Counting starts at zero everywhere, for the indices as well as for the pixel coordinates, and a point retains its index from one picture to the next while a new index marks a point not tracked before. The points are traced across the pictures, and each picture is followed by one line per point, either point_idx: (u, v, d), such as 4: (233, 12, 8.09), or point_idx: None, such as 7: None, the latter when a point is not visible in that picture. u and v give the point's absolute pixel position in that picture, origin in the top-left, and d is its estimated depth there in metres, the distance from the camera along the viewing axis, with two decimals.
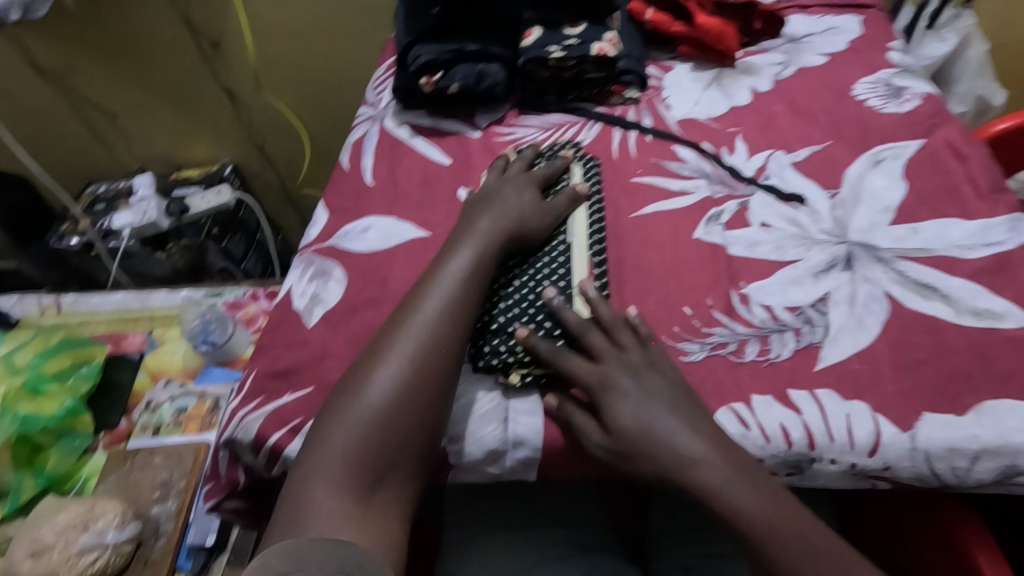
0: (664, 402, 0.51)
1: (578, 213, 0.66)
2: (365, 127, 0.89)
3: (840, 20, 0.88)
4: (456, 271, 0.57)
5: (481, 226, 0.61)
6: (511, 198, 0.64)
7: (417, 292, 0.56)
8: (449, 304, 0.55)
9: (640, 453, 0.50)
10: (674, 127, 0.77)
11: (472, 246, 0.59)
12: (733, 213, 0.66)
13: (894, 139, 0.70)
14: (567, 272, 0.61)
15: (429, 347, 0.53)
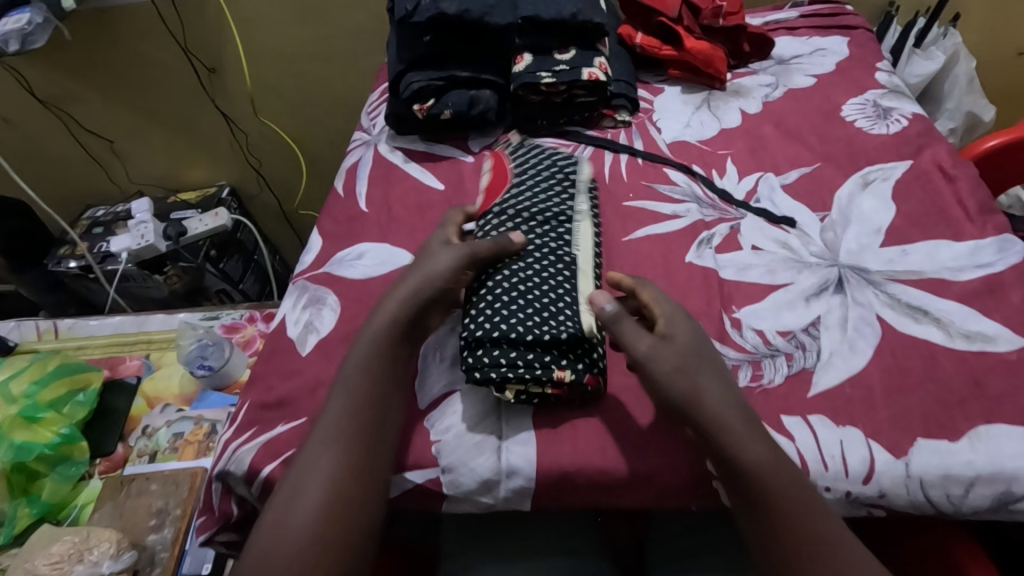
0: (705, 358, 0.53)
1: (581, 223, 0.65)
2: (359, 153, 0.90)
3: (827, 41, 0.89)
4: (339, 422, 0.52)
5: (382, 323, 0.57)
6: (409, 286, 0.58)
7: (306, 447, 0.52)
8: (334, 465, 0.50)
9: (688, 395, 0.50)
10: (665, 150, 0.78)
11: (360, 382, 0.54)
12: (724, 236, 0.66)
13: (882, 160, 0.71)
14: (573, 286, 0.58)
15: (318, 523, 0.48)
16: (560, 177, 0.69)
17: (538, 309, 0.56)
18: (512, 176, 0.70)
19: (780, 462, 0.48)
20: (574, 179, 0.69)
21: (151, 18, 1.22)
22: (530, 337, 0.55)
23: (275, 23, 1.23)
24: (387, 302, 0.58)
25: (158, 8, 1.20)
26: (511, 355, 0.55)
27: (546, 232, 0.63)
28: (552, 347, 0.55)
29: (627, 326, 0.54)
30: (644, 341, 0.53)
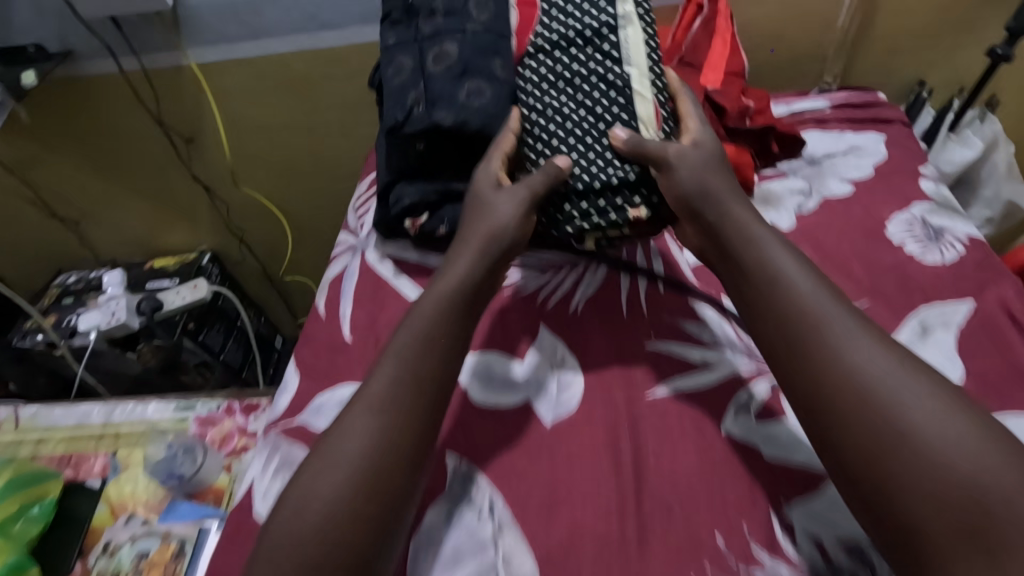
0: (717, 166, 0.64)
1: (628, 31, 0.68)
2: (345, 260, 0.82)
3: (862, 138, 0.81)
4: (419, 332, 0.56)
5: (474, 222, 0.63)
6: (489, 199, 0.64)
7: (383, 354, 0.56)
8: (408, 370, 0.54)
9: (706, 195, 0.61)
10: (689, 275, 0.71)
11: (443, 288, 0.59)
12: (763, 398, 0.58)
13: (939, 299, 0.63)
14: (631, 115, 0.66)
15: (385, 423, 0.51)
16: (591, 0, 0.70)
17: (593, 160, 0.65)
18: (538, 6, 0.71)
19: (822, 383, 0.50)
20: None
21: (122, 90, 1.13)
22: (596, 186, 0.64)
23: (260, 96, 1.13)
24: (479, 207, 0.64)
25: (129, 80, 1.10)
26: (582, 206, 0.65)
27: (593, 57, 0.68)
28: (623, 186, 0.65)
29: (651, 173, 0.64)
30: (673, 147, 0.63)
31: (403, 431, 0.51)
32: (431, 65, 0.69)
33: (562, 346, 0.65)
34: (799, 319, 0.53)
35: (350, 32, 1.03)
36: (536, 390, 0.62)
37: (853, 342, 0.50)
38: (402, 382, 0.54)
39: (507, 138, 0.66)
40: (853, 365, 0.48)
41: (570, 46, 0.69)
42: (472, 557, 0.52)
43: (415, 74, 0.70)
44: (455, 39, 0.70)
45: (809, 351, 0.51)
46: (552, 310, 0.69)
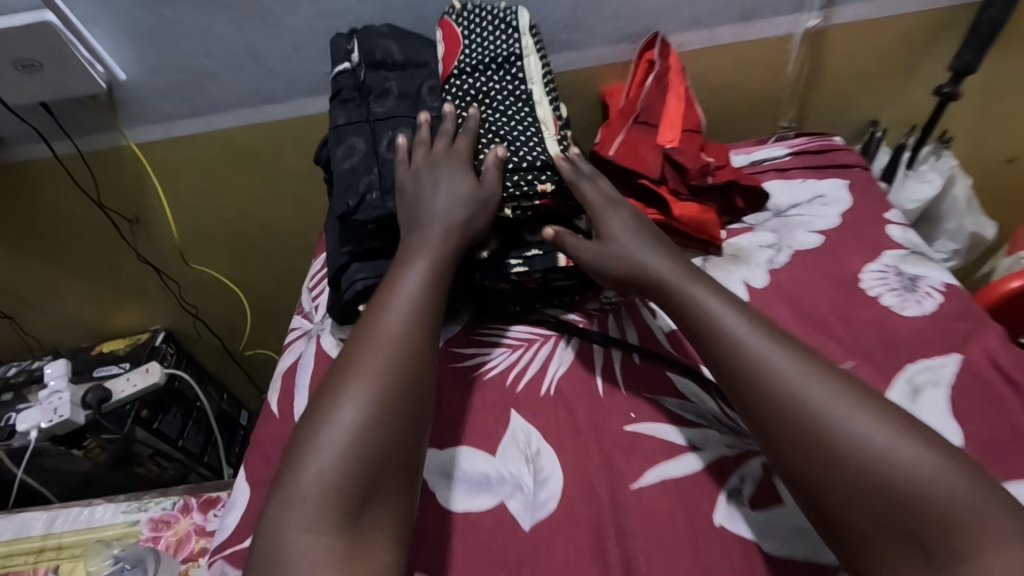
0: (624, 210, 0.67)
1: (531, 59, 0.71)
2: (299, 348, 0.76)
3: (824, 186, 0.80)
4: (411, 293, 0.60)
5: (438, 205, 0.64)
6: (453, 183, 0.65)
7: (379, 316, 0.59)
8: (412, 314, 0.59)
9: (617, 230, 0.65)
10: (665, 343, 0.66)
11: (430, 253, 0.63)
12: (757, 481, 0.54)
13: (924, 355, 0.60)
14: (534, 118, 0.68)
15: (398, 353, 0.56)
16: (501, 25, 0.71)
17: (513, 158, 0.66)
18: (463, 44, 0.71)
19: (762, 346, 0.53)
20: (515, 24, 0.72)
21: (60, 176, 1.07)
22: (529, 164, 0.66)
23: (207, 173, 1.09)
24: (433, 188, 0.65)
25: (64, 164, 1.05)
26: (515, 179, 0.66)
27: (501, 81, 0.70)
28: (536, 170, 0.66)
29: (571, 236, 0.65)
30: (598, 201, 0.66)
31: (410, 372, 0.56)
32: (387, 148, 0.69)
33: (537, 436, 0.60)
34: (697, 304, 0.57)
35: (298, 103, 0.99)
36: (511, 489, 0.56)
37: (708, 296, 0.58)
38: (405, 330, 0.58)
39: (465, 139, 0.68)
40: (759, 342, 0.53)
41: (484, 68, 0.70)
42: None
43: (369, 158, 0.69)
44: (409, 125, 0.71)
45: (713, 323, 0.55)
46: (522, 393, 0.64)
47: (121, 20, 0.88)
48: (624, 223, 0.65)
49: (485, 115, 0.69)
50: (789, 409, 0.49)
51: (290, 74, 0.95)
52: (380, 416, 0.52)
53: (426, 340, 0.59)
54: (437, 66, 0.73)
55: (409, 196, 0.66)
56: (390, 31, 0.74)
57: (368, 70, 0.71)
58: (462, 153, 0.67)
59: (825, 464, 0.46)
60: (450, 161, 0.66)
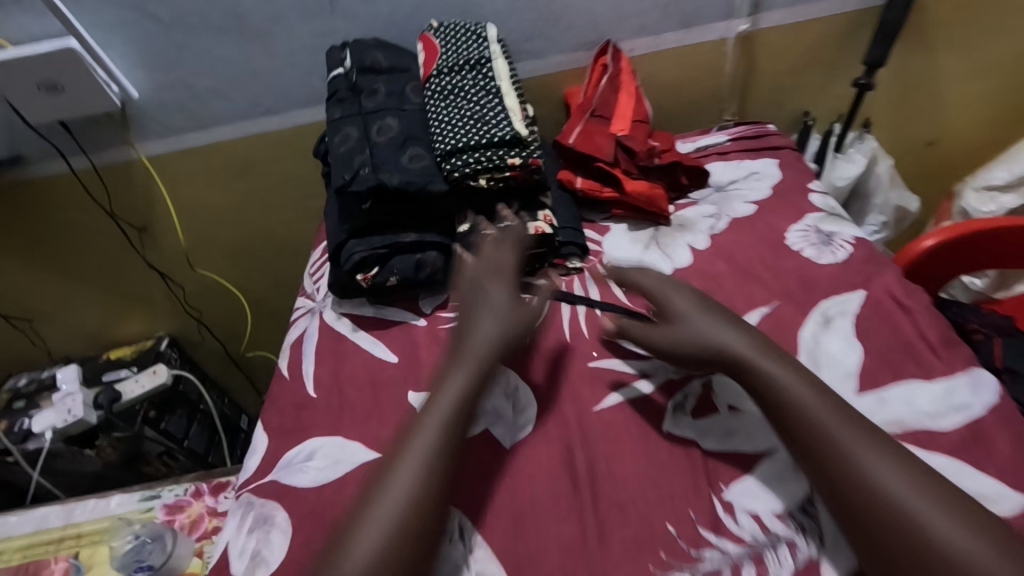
0: (687, 287, 0.68)
1: (498, 60, 0.83)
2: (303, 323, 0.85)
3: (758, 165, 0.92)
4: (444, 414, 0.58)
5: (482, 320, 0.66)
6: (493, 297, 0.67)
7: (413, 429, 0.58)
8: (443, 428, 0.57)
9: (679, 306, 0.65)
10: (622, 298, 0.76)
11: (465, 365, 0.62)
12: (699, 397, 0.63)
13: (836, 292, 0.71)
14: (503, 104, 0.78)
15: (424, 472, 0.54)
16: (472, 35, 0.84)
17: (489, 137, 0.74)
18: (440, 51, 0.83)
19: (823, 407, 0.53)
20: (484, 33, 0.85)
21: (74, 189, 1.16)
22: (501, 141, 0.74)
23: (211, 181, 1.19)
24: (476, 310, 0.67)
25: (79, 178, 1.14)
26: (488, 154, 0.74)
27: (474, 77, 0.81)
28: (510, 146, 0.75)
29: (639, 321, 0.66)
30: (660, 279, 0.69)
31: (433, 493, 0.53)
32: (377, 134, 0.77)
33: (515, 376, 0.69)
34: (773, 385, 0.56)
35: (293, 114, 1.10)
36: (492, 417, 0.65)
37: (778, 369, 0.57)
38: (434, 452, 0.55)
39: (509, 255, 0.71)
40: (814, 414, 0.53)
41: (460, 67, 0.81)
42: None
43: (362, 141, 0.76)
44: (395, 115, 0.78)
45: (795, 411, 0.54)
46: None
47: (134, 44, 0.99)
48: (686, 309, 0.64)
49: (462, 102, 0.78)
50: (835, 478, 0.50)
51: (285, 88, 1.06)
52: (396, 545, 0.50)
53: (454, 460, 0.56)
54: (417, 70, 0.84)
55: (461, 305, 0.69)
56: (377, 44, 0.86)
57: (359, 74, 0.82)
58: (508, 269, 0.70)
59: (883, 538, 0.47)
60: (498, 275, 0.69)
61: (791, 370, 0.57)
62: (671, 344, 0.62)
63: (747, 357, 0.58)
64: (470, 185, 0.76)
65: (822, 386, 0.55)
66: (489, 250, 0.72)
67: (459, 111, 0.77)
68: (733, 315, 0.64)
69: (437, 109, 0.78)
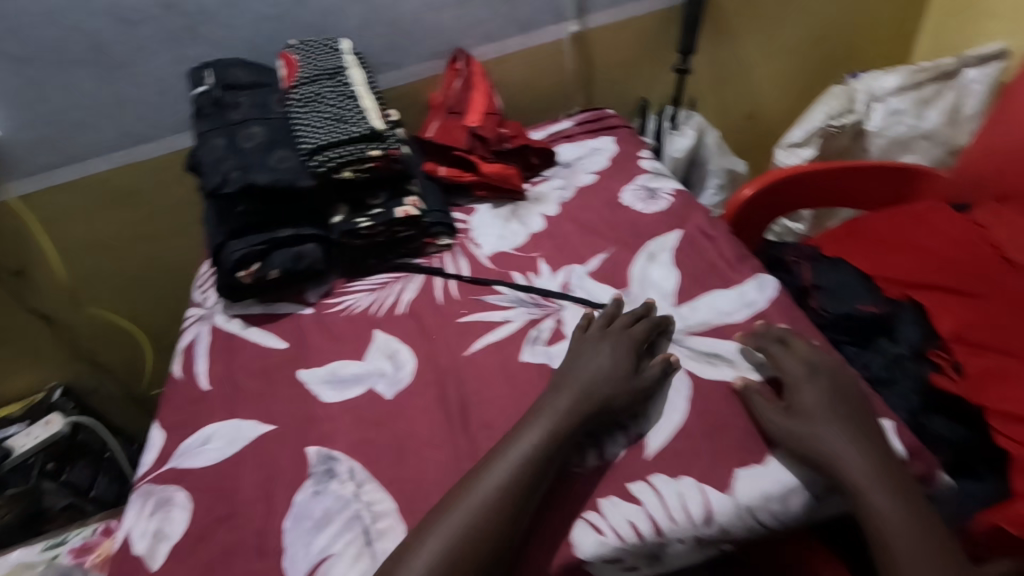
0: (830, 386, 0.62)
1: (353, 69, 0.92)
2: (195, 329, 0.88)
3: (599, 142, 1.05)
4: (519, 458, 0.57)
5: (583, 369, 0.64)
6: (603, 357, 0.65)
7: (489, 460, 0.58)
8: (516, 475, 0.56)
9: (815, 411, 0.60)
10: (488, 263, 0.86)
11: (553, 415, 0.60)
12: (550, 330, 0.74)
13: (659, 234, 0.84)
14: (361, 105, 0.86)
15: (484, 513, 0.54)
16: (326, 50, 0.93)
17: (352, 134, 0.82)
18: (298, 65, 0.91)
19: (908, 534, 0.53)
20: (338, 47, 0.94)
21: None
22: (362, 136, 0.83)
23: (90, 216, 1.19)
24: (582, 359, 0.65)
25: None
26: (350, 148, 0.82)
27: (332, 83, 0.89)
28: (371, 140, 0.83)
29: (759, 395, 0.63)
30: (795, 371, 0.63)
31: (482, 533, 0.53)
32: (245, 141, 0.83)
33: (396, 341, 0.77)
34: (880, 519, 0.54)
35: (167, 140, 1.13)
36: (377, 377, 0.73)
37: (885, 499, 0.54)
38: (496, 496, 0.55)
39: (641, 326, 0.69)
40: (894, 538, 0.53)
41: (321, 76, 0.90)
42: (339, 514, 0.61)
43: (229, 148, 0.82)
44: (260, 123, 0.85)
45: (891, 544, 0.53)
46: (382, 316, 0.81)
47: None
48: (818, 421, 0.59)
49: (323, 106, 0.86)
50: None
51: (154, 114, 1.10)
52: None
53: (519, 505, 0.55)
54: (277, 83, 0.92)
55: (567, 355, 0.67)
56: (238, 64, 0.93)
57: (221, 90, 0.89)
58: (634, 336, 0.67)
59: None
60: (620, 339, 0.67)
61: (903, 503, 0.54)
62: (781, 440, 0.59)
63: (865, 490, 0.55)
64: (336, 178, 0.83)
65: (937, 540, 0.53)
66: (597, 322, 0.70)
67: (320, 114, 0.85)
68: (883, 455, 0.58)
69: (299, 114, 0.86)
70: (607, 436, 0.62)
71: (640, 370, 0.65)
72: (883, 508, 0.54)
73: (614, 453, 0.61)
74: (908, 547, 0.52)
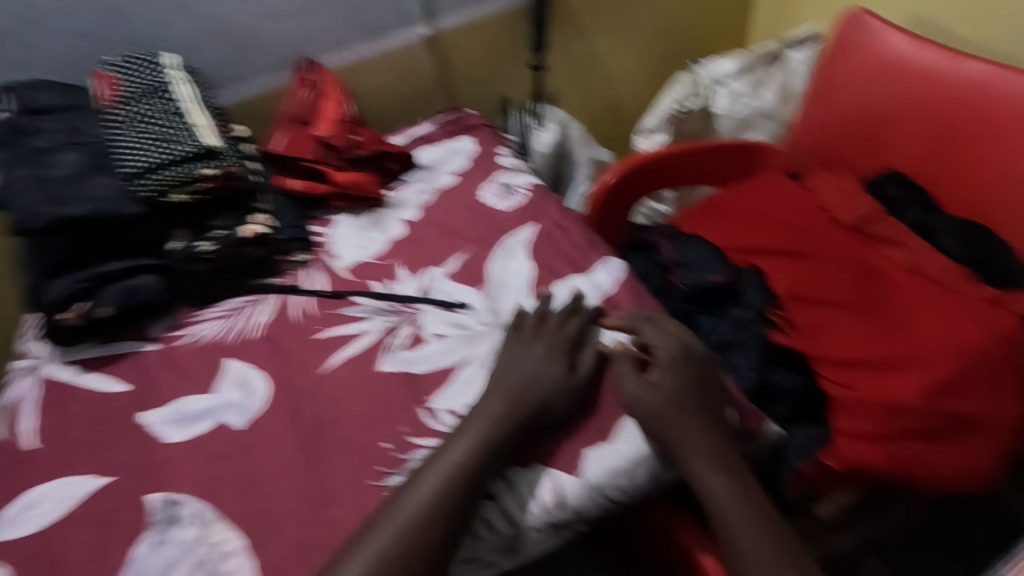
0: (687, 366, 0.65)
1: (179, 84, 0.87)
2: (21, 385, 0.75)
3: (459, 142, 1.05)
4: (451, 468, 0.57)
5: (517, 371, 0.64)
6: (537, 359, 0.65)
7: (422, 471, 0.58)
8: (450, 484, 0.56)
9: (673, 391, 0.62)
10: (348, 275, 0.84)
11: (484, 421, 0.60)
12: (409, 335, 0.74)
13: (515, 228, 0.85)
14: (189, 121, 0.82)
15: (421, 524, 0.54)
16: (147, 64, 0.88)
17: (182, 154, 0.79)
18: (113, 84, 0.85)
19: (742, 507, 0.57)
20: (159, 61, 0.89)
21: None
22: (192, 156, 0.79)
23: None
24: (514, 361, 0.66)
25: None
26: (180, 169, 0.78)
27: (155, 101, 0.84)
28: (202, 159, 0.80)
29: (626, 373, 0.65)
30: (659, 351, 0.66)
31: (416, 543, 0.53)
32: (54, 171, 0.77)
33: (248, 368, 0.73)
34: (716, 501, 0.58)
35: None
36: (227, 409, 0.69)
37: (717, 478, 0.59)
38: (431, 505, 0.55)
39: (574, 323, 0.70)
40: (725, 513, 0.57)
41: (141, 94, 0.84)
42: (182, 563, 0.57)
43: (36, 180, 0.76)
44: (72, 149, 0.79)
45: (725, 523, 0.57)
46: (234, 344, 0.76)
47: None
48: (671, 409, 0.62)
49: (148, 126, 0.81)
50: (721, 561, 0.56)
51: None
52: None
53: (458, 511, 0.55)
54: (89, 103, 0.85)
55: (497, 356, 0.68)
56: (39, 84, 0.84)
57: (23, 116, 0.81)
58: (566, 335, 0.68)
59: None
60: (554, 340, 0.67)
61: (734, 480, 0.59)
62: (639, 418, 0.62)
63: (700, 470, 0.59)
64: (164, 203, 0.78)
65: (767, 515, 0.57)
66: (528, 320, 0.70)
67: (143, 134, 0.80)
68: (724, 439, 0.62)
69: (119, 137, 0.80)
70: (545, 434, 0.63)
71: (576, 367, 0.66)
72: (718, 484, 0.59)
73: (552, 452, 0.62)
74: (739, 520, 0.57)
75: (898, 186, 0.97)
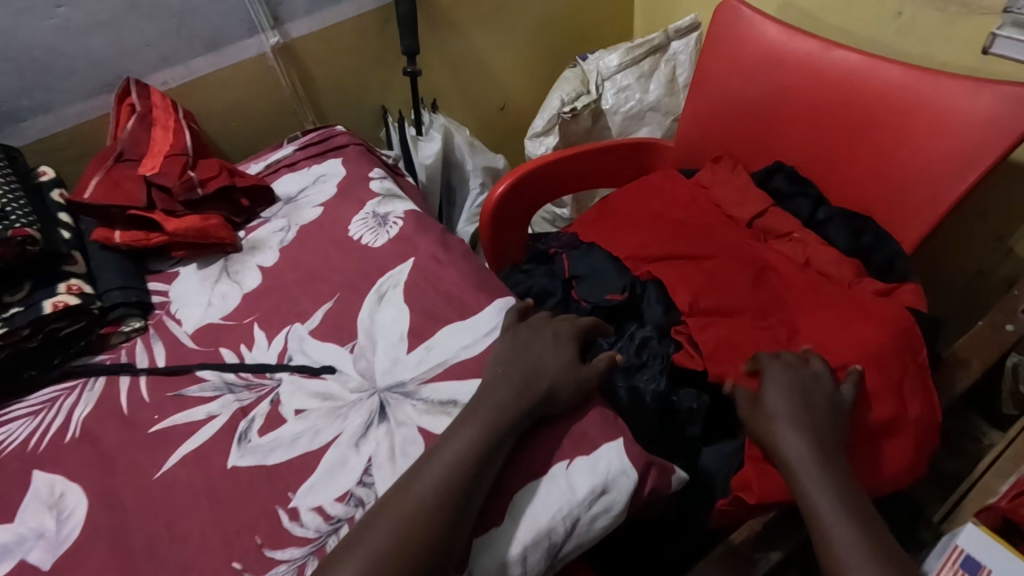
0: (795, 391, 0.67)
1: None
2: None
3: (325, 167, 0.93)
4: (457, 453, 0.53)
5: (524, 355, 0.61)
6: (548, 348, 0.62)
7: (434, 452, 0.54)
8: (458, 472, 0.52)
9: (786, 414, 0.66)
10: (188, 343, 0.71)
11: (491, 403, 0.56)
12: (265, 415, 0.62)
13: (390, 267, 0.75)
14: None
15: (428, 504, 0.50)
16: None
17: None
18: None
19: (861, 529, 0.57)
20: None
21: None
22: None
23: None
24: (525, 345, 0.62)
25: None
26: None
27: None
28: None
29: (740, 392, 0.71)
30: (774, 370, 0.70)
31: (416, 533, 0.49)
32: None
33: (61, 480, 0.59)
34: (822, 529, 0.58)
35: None
36: (30, 542, 0.55)
37: (833, 506, 0.58)
38: (437, 492, 0.51)
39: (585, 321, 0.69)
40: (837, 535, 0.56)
41: None
42: None
43: None
44: None
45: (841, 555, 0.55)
46: (46, 450, 0.62)
47: None
48: (794, 428, 0.64)
49: None
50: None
51: None
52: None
53: (460, 501, 0.51)
54: None
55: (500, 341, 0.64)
56: None
57: None
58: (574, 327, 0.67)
59: None
60: (558, 330, 0.65)
61: (849, 506, 0.58)
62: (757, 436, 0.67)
63: (814, 498, 0.59)
64: None
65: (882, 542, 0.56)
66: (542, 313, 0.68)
67: None
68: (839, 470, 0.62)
69: None
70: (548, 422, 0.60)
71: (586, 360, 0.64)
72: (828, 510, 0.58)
73: (558, 444, 0.58)
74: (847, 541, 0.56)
75: (786, 180, 0.95)
